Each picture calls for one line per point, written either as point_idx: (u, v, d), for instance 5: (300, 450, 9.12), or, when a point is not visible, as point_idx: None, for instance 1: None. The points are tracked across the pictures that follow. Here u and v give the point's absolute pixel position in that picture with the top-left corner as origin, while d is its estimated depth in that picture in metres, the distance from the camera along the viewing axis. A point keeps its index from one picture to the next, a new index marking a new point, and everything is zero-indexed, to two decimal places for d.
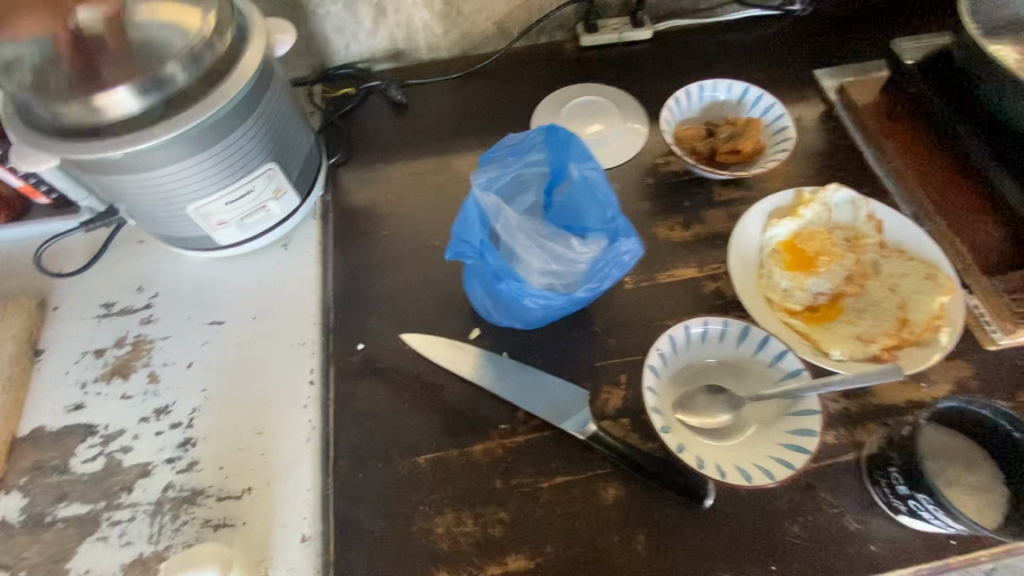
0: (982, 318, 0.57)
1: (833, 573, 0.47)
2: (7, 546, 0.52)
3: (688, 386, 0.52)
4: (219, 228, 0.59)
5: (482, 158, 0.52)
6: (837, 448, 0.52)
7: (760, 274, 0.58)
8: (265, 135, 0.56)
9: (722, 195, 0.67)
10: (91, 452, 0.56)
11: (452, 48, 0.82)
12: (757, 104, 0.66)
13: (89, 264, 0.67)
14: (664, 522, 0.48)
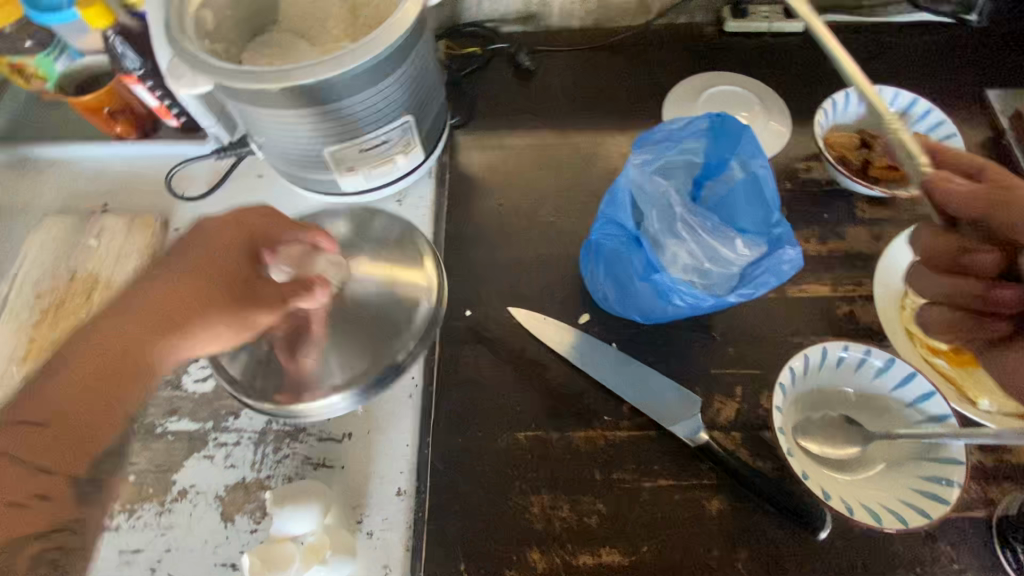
0: None
1: None
2: None
3: (813, 410, 0.49)
4: (347, 174, 0.59)
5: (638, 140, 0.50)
6: (965, 503, 0.48)
7: (904, 304, 0.54)
8: (408, 87, 0.55)
9: (864, 213, 0.62)
10: (200, 373, 0.58)
11: (585, 17, 0.78)
12: (925, 119, 0.61)
13: (211, 190, 0.69)
14: (768, 545, 0.46)
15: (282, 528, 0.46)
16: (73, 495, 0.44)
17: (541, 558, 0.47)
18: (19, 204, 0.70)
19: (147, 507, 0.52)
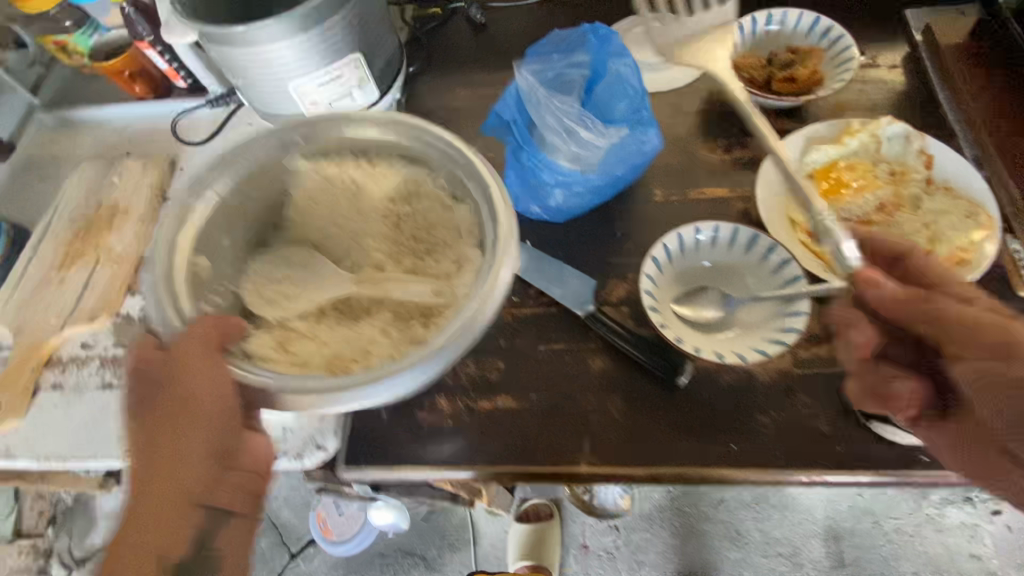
0: (1015, 259, 0.54)
1: (789, 462, 0.50)
2: (129, 331, 0.67)
3: (688, 283, 0.56)
4: (311, 108, 0.70)
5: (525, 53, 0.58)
6: (825, 361, 0.53)
7: (787, 197, 0.60)
8: (354, 28, 0.65)
9: (771, 124, 0.68)
10: None
11: None
12: (824, 36, 0.66)
13: (209, 136, 0.82)
14: (640, 395, 0.53)
15: None
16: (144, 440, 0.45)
17: (447, 404, 0.55)
18: (61, 155, 0.85)
19: None
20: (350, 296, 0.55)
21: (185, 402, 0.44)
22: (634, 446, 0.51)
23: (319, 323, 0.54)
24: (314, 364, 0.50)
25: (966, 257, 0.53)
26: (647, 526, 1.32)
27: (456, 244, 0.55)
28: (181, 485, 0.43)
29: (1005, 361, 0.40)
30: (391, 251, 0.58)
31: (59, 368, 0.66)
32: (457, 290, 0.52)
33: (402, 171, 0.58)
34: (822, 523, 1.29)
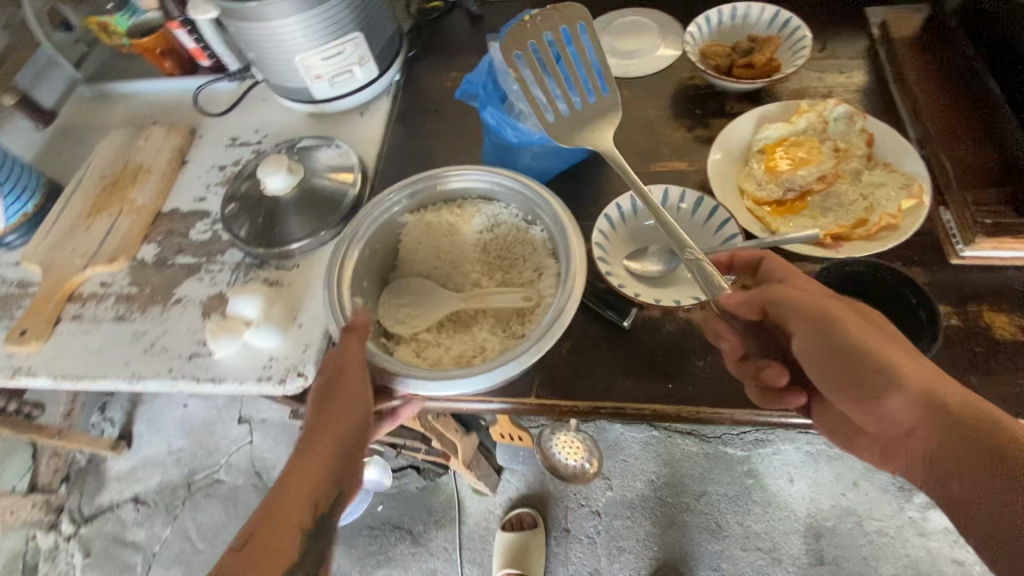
0: (946, 228, 0.58)
1: (722, 401, 0.53)
2: (143, 273, 0.75)
3: (640, 241, 0.62)
4: (316, 82, 0.78)
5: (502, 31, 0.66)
6: None
7: (739, 169, 0.65)
8: (356, 9, 0.73)
9: (732, 108, 0.73)
10: (204, 227, 0.78)
11: None
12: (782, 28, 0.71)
13: (227, 109, 0.90)
14: (588, 337, 0.58)
15: (235, 309, 0.65)
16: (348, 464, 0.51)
17: None
18: (97, 123, 0.95)
19: (154, 309, 0.71)
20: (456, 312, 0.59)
21: (337, 381, 0.50)
22: (578, 380, 0.56)
23: (439, 332, 0.57)
24: (446, 361, 0.54)
25: (895, 222, 0.57)
26: (629, 514, 1.35)
27: (534, 255, 0.58)
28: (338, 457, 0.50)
29: (845, 355, 0.43)
30: (492, 271, 0.60)
31: (79, 303, 0.74)
32: (542, 293, 0.56)
33: (483, 209, 0.61)
34: (804, 520, 1.29)
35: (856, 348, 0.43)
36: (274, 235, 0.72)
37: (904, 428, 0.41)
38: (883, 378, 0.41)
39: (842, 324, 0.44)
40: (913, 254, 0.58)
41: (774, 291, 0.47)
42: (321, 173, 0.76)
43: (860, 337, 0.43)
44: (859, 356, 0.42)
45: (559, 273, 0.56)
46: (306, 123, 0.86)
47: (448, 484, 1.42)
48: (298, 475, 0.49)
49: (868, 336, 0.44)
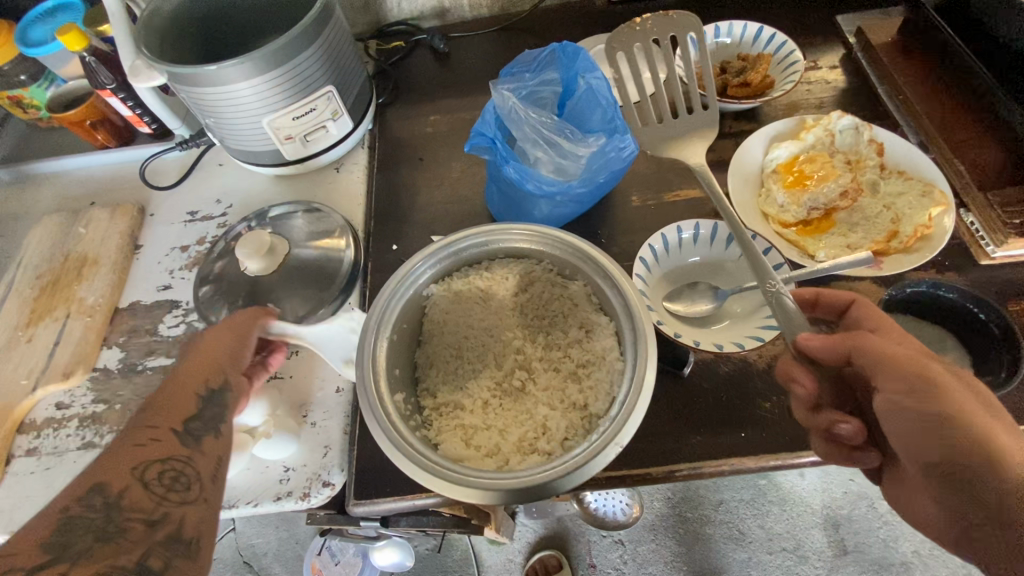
0: (972, 231, 0.58)
1: (801, 446, 0.50)
2: (108, 385, 0.64)
3: (678, 280, 0.59)
4: (286, 143, 0.71)
5: (499, 72, 0.61)
6: None
7: (758, 191, 0.63)
8: (323, 61, 0.66)
9: (731, 127, 0.71)
10: (174, 320, 0.68)
11: (492, 7, 0.92)
12: (767, 42, 0.71)
13: (180, 180, 0.80)
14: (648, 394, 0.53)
15: None
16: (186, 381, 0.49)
17: None
18: (21, 212, 0.82)
19: None
20: (505, 384, 0.53)
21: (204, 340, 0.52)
22: (647, 444, 0.51)
23: (488, 410, 0.52)
24: (506, 448, 0.48)
25: (929, 232, 0.56)
26: (653, 537, 1.31)
27: (577, 311, 0.54)
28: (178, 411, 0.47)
29: (943, 421, 0.38)
30: (534, 330, 0.56)
31: (33, 434, 0.62)
32: (599, 354, 0.51)
33: (513, 268, 0.56)
34: (821, 512, 1.30)
35: (958, 413, 0.38)
36: None
37: (991, 518, 0.36)
38: (976, 458, 0.37)
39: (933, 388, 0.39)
40: (947, 260, 0.57)
41: (863, 339, 0.42)
42: (307, 243, 0.68)
43: (962, 408, 0.39)
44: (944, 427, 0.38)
45: (617, 330, 0.51)
46: (276, 186, 0.78)
47: (461, 540, 1.33)
48: (155, 409, 0.47)
49: (966, 410, 0.39)
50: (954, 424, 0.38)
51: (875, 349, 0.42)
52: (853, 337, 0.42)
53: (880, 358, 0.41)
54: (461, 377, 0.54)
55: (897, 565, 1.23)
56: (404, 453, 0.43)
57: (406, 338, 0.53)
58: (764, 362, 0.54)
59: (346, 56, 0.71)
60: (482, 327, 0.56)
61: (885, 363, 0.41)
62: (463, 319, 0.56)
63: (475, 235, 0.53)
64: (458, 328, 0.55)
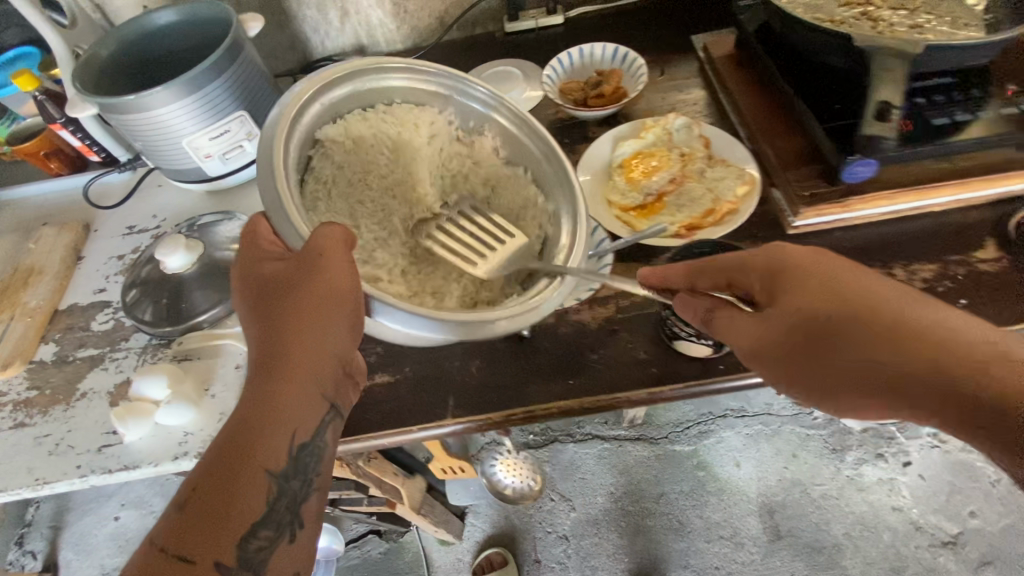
0: (782, 208, 0.67)
1: (621, 389, 0.58)
2: (42, 374, 0.72)
3: None
4: (207, 160, 0.81)
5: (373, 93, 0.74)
6: (642, 304, 0.63)
7: (606, 183, 0.73)
8: (235, 90, 0.77)
9: (595, 133, 0.82)
10: (105, 317, 0.77)
11: (407, 42, 1.04)
12: (623, 61, 0.83)
13: (122, 199, 0.91)
14: (497, 353, 0.62)
15: (141, 391, 0.64)
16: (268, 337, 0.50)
17: None
18: None
19: (57, 408, 0.69)
20: (423, 240, 0.61)
21: (316, 284, 0.47)
22: (492, 395, 0.59)
23: (405, 275, 0.57)
24: (449, 290, 0.57)
25: (734, 207, 0.67)
26: (596, 531, 1.35)
27: (489, 169, 0.65)
28: (324, 361, 0.50)
29: (790, 352, 0.45)
30: (437, 186, 0.65)
31: None
32: (521, 202, 0.64)
33: (420, 117, 0.63)
34: (757, 500, 1.34)
35: (797, 333, 0.44)
36: (180, 312, 0.73)
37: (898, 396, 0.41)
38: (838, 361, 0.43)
39: (776, 360, 0.46)
40: (760, 232, 0.67)
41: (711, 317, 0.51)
42: (222, 246, 0.78)
43: (799, 327, 0.44)
44: (803, 363, 0.45)
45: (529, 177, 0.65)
46: (205, 202, 0.88)
47: (412, 542, 1.38)
48: (265, 364, 0.49)
49: (798, 324, 0.44)
50: (801, 350, 0.45)
51: (724, 318, 0.50)
52: (703, 311, 0.52)
53: (726, 323, 0.49)
54: (368, 247, 0.57)
55: (828, 548, 1.27)
56: (387, 306, 0.48)
57: (265, 167, 0.50)
58: (597, 323, 0.63)
59: (259, 82, 0.82)
60: (382, 187, 0.62)
61: (735, 333, 0.49)
62: (366, 166, 0.62)
63: (394, 72, 0.62)
64: (358, 173, 0.61)
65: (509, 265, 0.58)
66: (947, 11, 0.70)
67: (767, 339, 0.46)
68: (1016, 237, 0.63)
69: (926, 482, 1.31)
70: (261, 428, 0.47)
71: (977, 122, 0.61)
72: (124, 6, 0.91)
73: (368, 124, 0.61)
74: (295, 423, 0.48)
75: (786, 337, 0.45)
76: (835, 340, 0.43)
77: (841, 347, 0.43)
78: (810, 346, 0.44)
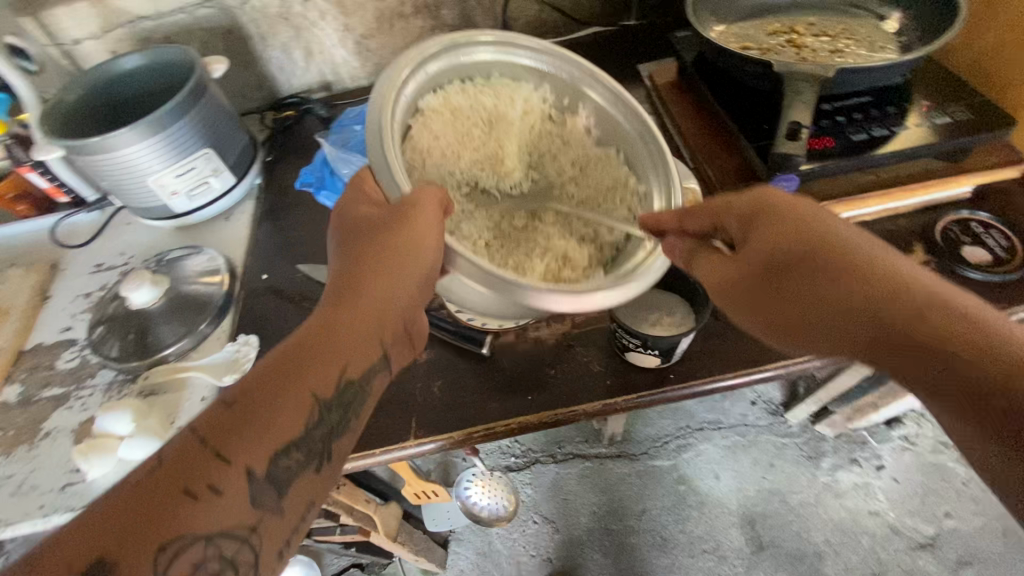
0: None
1: (578, 401, 0.60)
2: (5, 416, 0.72)
3: None
4: (173, 198, 0.83)
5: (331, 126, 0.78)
6: (596, 319, 0.66)
7: None
8: (200, 129, 0.80)
9: None
10: (72, 355, 0.77)
11: (371, 78, 1.09)
12: None
13: (91, 238, 0.92)
14: (457, 372, 0.63)
15: (105, 426, 0.64)
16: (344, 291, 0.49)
17: None
18: None
19: (19, 449, 0.68)
20: (507, 220, 0.61)
21: (401, 249, 0.47)
22: (453, 413, 0.60)
23: (489, 249, 0.58)
24: (534, 270, 0.57)
25: None
26: (580, 552, 1.34)
27: (576, 147, 0.65)
28: (390, 313, 0.49)
29: (760, 267, 0.48)
30: (524, 161, 0.66)
31: None
32: (604, 183, 0.63)
33: (515, 89, 0.65)
34: (737, 511, 1.35)
35: (770, 261, 0.47)
36: (146, 346, 0.73)
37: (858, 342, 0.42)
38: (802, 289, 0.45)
39: (749, 288, 0.49)
40: None
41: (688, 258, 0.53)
42: (189, 280, 0.79)
43: (763, 217, 0.49)
44: (776, 296, 0.47)
45: (621, 159, 0.64)
46: (174, 237, 0.90)
47: None
48: (347, 310, 0.48)
49: (770, 243, 0.48)
50: (770, 280, 0.48)
51: (710, 261, 0.52)
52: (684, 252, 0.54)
53: (702, 264, 0.52)
54: (462, 216, 0.59)
55: (810, 555, 1.28)
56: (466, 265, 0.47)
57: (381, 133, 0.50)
58: (553, 338, 0.65)
59: (224, 121, 0.85)
60: (474, 156, 0.62)
61: (710, 267, 0.52)
62: (464, 137, 0.62)
63: (484, 46, 0.63)
64: (454, 146, 0.61)
65: (557, 225, 0.61)
66: (863, 35, 0.76)
67: (747, 268, 0.49)
68: (941, 242, 0.67)
69: (899, 484, 1.33)
70: (316, 363, 0.44)
71: (897, 134, 0.66)
72: (94, 52, 0.94)
73: (464, 94, 0.62)
74: (345, 363, 0.45)
75: (759, 263, 0.48)
76: (802, 274, 0.46)
77: (811, 282, 0.45)
78: (784, 267, 0.47)
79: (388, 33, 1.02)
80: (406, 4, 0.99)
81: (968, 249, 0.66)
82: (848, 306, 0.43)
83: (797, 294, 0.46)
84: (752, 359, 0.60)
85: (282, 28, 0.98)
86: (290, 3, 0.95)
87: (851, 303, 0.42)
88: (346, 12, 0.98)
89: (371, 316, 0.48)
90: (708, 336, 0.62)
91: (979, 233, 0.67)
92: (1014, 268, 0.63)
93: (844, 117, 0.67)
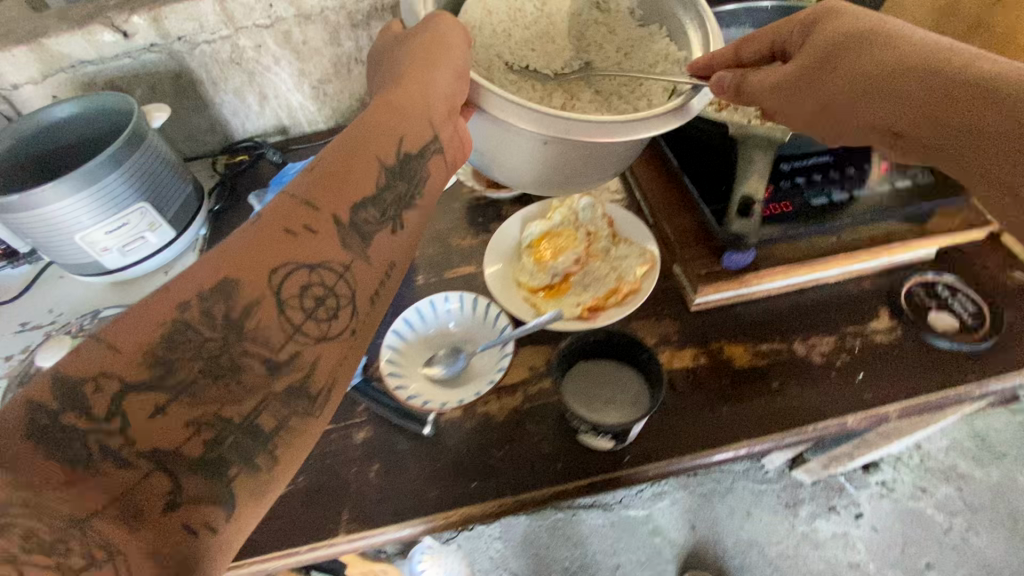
0: (683, 286, 0.68)
1: (525, 488, 0.56)
2: None
3: (433, 347, 0.65)
4: (104, 253, 0.78)
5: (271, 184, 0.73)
6: (548, 393, 0.62)
7: (516, 264, 0.73)
8: (134, 183, 0.75)
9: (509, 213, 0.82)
10: None
11: (329, 122, 1.07)
12: None
13: (20, 294, 0.86)
14: (397, 455, 0.58)
15: None
16: (390, 98, 0.52)
17: None
18: None
19: None
20: (554, 97, 0.68)
21: (425, 68, 0.52)
22: (389, 503, 0.55)
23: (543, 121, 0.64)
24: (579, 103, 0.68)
25: (637, 287, 0.67)
26: None
27: (612, 35, 0.73)
28: (429, 98, 0.52)
29: (815, 72, 0.53)
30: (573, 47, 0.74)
31: None
32: (653, 52, 0.69)
33: None
34: (714, 565, 1.30)
35: (828, 71, 0.52)
36: None
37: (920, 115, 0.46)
38: (859, 80, 0.50)
39: (815, 101, 0.53)
40: (665, 309, 0.67)
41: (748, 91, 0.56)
42: None
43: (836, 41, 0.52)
44: (838, 96, 0.52)
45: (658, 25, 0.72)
46: (110, 293, 0.84)
47: None
48: (386, 108, 0.51)
49: (842, 49, 0.52)
50: (828, 68, 0.52)
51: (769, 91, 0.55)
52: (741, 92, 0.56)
53: (751, 87, 0.55)
54: (511, 89, 0.66)
55: None
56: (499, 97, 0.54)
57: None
58: (502, 415, 0.61)
59: (164, 173, 0.81)
60: (522, 37, 0.71)
61: (770, 91, 0.55)
62: (510, 22, 0.70)
63: None
64: (502, 23, 0.69)
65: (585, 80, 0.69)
66: None
67: (798, 72, 0.54)
68: (909, 308, 0.63)
69: (879, 533, 1.29)
70: (366, 141, 0.48)
71: (856, 202, 0.64)
72: (33, 97, 0.90)
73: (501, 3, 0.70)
74: (388, 146, 0.49)
75: (823, 62, 0.52)
76: (846, 59, 0.51)
77: (868, 71, 0.50)
78: (828, 68, 0.52)
79: (346, 78, 1.00)
80: (364, 50, 0.97)
81: (937, 314, 0.62)
82: (883, 82, 0.49)
83: (846, 83, 0.51)
84: (710, 440, 0.57)
85: (234, 72, 0.95)
86: (242, 48, 0.92)
87: (882, 81, 0.49)
88: (301, 57, 0.95)
89: (429, 129, 0.53)
90: (665, 414, 0.59)
91: (948, 297, 0.64)
92: (984, 334, 0.60)
93: (805, 180, 0.65)
